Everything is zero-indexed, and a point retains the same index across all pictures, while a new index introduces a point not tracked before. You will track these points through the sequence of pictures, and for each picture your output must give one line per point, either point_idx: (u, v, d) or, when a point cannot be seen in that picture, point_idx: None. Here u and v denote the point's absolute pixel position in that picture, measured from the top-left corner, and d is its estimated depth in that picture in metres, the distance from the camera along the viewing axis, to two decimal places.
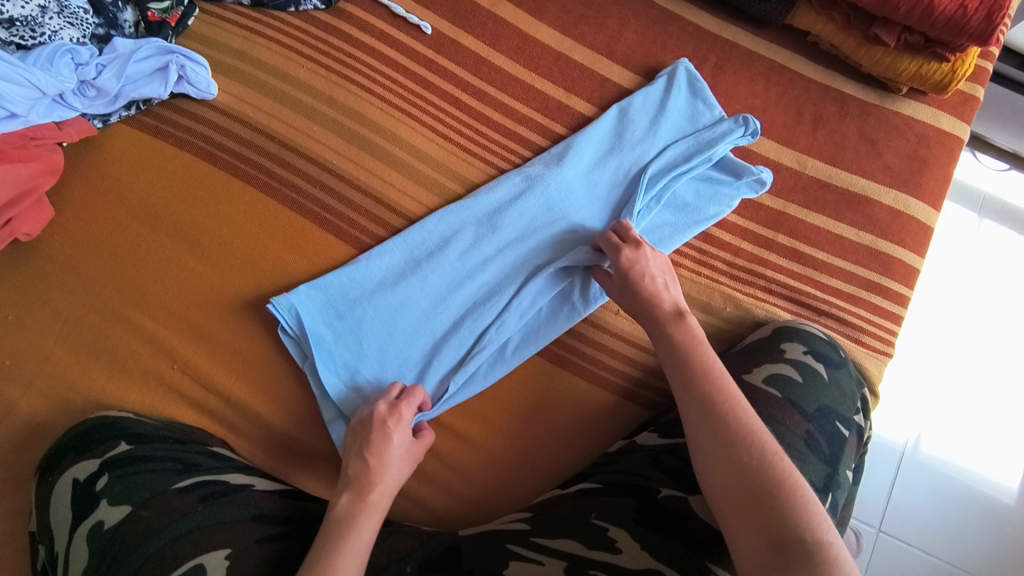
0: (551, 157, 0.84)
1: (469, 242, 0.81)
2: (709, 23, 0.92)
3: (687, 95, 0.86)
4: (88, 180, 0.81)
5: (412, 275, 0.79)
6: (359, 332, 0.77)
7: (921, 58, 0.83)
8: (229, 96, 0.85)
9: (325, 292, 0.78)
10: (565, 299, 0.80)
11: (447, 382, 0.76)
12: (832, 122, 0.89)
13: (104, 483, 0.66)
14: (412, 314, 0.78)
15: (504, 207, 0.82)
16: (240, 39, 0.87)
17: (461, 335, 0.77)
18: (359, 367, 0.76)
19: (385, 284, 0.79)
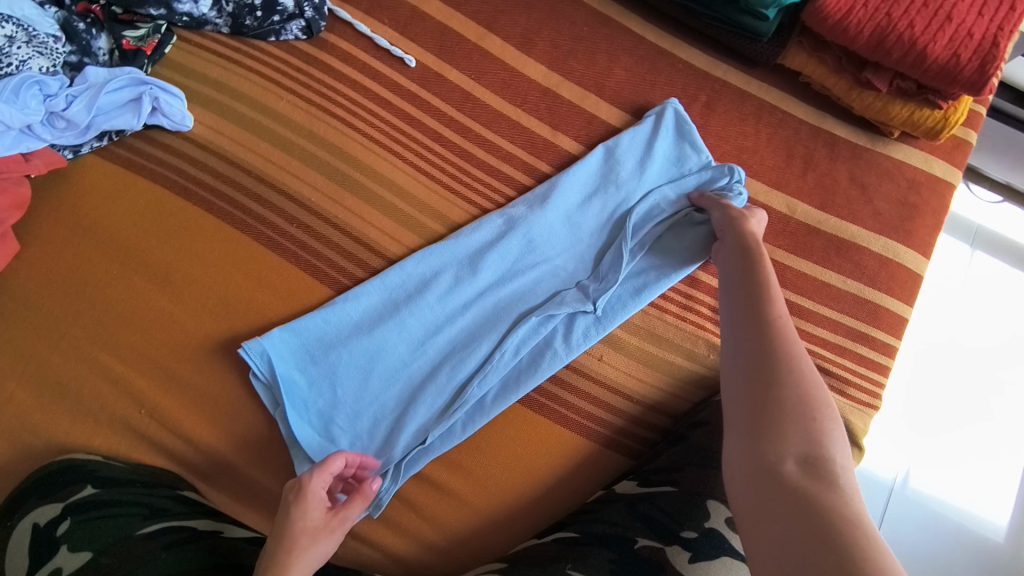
0: (536, 199, 0.82)
1: (449, 284, 0.79)
2: (699, 60, 0.90)
3: (674, 138, 0.85)
4: (57, 214, 0.79)
5: (391, 319, 0.77)
6: (334, 377, 0.75)
7: (912, 104, 0.82)
8: (206, 127, 0.83)
9: (298, 336, 0.75)
10: (546, 345, 0.78)
11: (423, 432, 0.74)
12: (822, 165, 0.87)
13: (66, 528, 0.64)
14: (389, 360, 0.76)
15: (486, 248, 0.80)
16: (218, 68, 0.85)
17: (439, 383, 0.76)
18: (332, 415, 0.74)
19: (361, 327, 0.77)
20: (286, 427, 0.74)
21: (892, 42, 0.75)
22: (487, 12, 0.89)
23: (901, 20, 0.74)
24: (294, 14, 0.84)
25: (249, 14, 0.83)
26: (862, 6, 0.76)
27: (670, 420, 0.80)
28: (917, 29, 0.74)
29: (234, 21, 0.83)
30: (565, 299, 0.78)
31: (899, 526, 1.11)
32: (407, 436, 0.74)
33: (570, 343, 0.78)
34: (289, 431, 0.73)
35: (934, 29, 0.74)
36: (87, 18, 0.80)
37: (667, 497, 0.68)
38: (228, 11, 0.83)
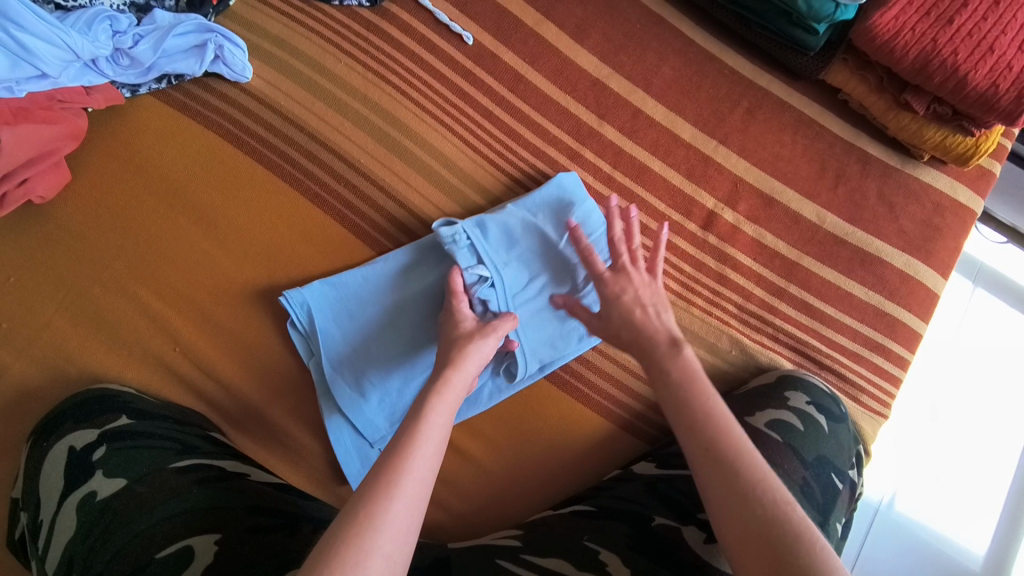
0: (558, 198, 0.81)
1: None
2: (744, 67, 0.93)
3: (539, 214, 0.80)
4: (109, 148, 0.80)
5: (416, 283, 0.78)
6: (360, 336, 0.76)
7: (946, 129, 0.85)
8: (263, 81, 0.84)
9: (337, 290, 0.77)
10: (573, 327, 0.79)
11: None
12: (854, 179, 0.90)
13: (101, 454, 0.64)
14: (412, 324, 0.77)
15: (512, 223, 0.79)
16: (280, 26, 0.86)
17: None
18: (360, 370, 0.75)
19: (391, 288, 0.78)
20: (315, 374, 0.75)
21: (936, 67, 0.79)
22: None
23: (946, 47, 0.78)
24: None
25: None
26: (909, 31, 0.79)
27: None
28: (960, 57, 0.78)
29: None
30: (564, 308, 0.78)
31: (878, 545, 1.11)
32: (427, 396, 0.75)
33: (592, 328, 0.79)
34: (318, 380, 0.75)
35: (976, 58, 0.77)
36: None
37: (685, 480, 0.70)
38: None
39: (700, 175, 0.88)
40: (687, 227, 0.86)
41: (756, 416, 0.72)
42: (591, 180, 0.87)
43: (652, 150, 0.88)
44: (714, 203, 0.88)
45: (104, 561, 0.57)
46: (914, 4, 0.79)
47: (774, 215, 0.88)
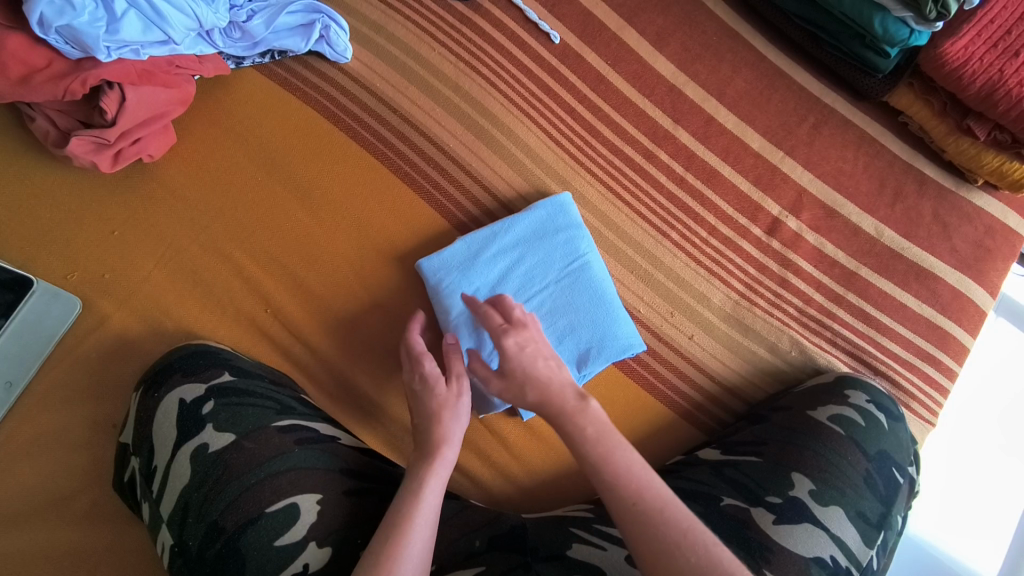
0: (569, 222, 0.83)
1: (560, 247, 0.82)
2: (812, 84, 0.98)
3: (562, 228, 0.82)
4: (213, 118, 0.83)
5: (543, 239, 0.82)
6: (505, 292, 0.80)
7: (1004, 156, 0.89)
8: (360, 63, 0.88)
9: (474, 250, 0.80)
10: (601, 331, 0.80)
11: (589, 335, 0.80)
12: (911, 198, 0.95)
13: (210, 408, 0.67)
14: (545, 279, 0.81)
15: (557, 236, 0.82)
16: (378, 12, 0.91)
17: (598, 292, 0.81)
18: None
19: (526, 244, 0.81)
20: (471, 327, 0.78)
21: (1001, 95, 0.83)
22: (628, 6, 0.96)
23: (1012, 78, 0.83)
24: None
25: None
26: (977, 61, 0.84)
27: (745, 405, 0.85)
28: None
29: None
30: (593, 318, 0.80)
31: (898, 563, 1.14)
32: (577, 334, 0.80)
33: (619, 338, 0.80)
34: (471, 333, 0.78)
35: None
36: None
37: (751, 465, 0.73)
38: None
39: (767, 183, 0.92)
40: (753, 231, 0.90)
41: (818, 411, 0.76)
42: (665, 180, 0.90)
43: (723, 156, 0.92)
44: (780, 211, 0.91)
45: (219, 511, 0.62)
46: (982, 36, 0.84)
47: (835, 226, 0.92)
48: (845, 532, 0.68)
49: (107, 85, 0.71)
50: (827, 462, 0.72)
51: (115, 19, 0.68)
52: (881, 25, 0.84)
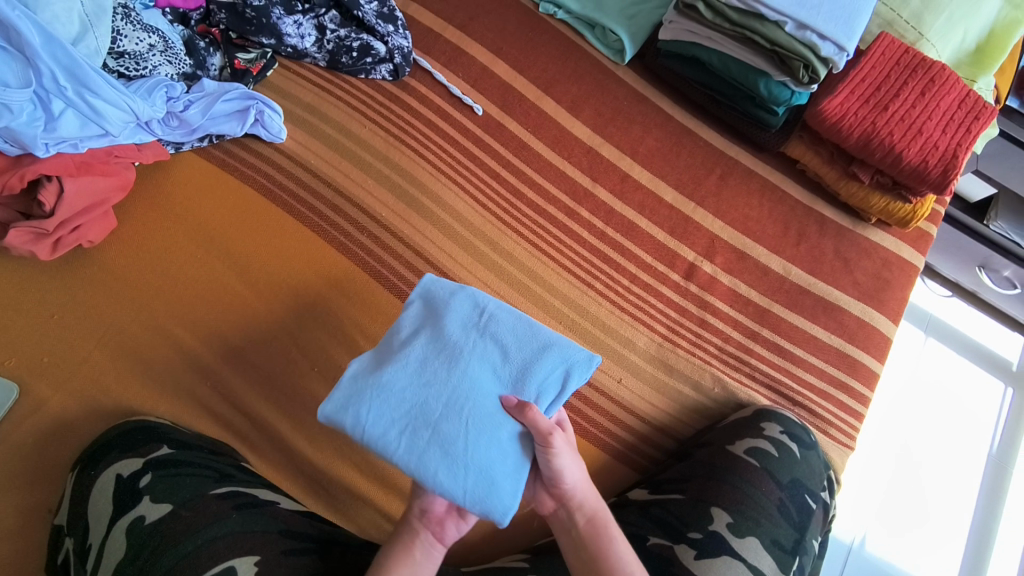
0: (460, 292, 0.72)
1: (461, 320, 0.70)
2: (716, 139, 1.08)
3: (453, 304, 0.71)
4: (152, 199, 0.87)
5: (438, 324, 0.70)
6: (438, 383, 0.65)
7: (889, 197, 1.01)
8: (295, 142, 0.94)
9: (372, 376, 0.66)
10: (549, 360, 0.68)
11: (548, 364, 0.68)
12: (813, 238, 1.03)
13: (147, 481, 0.69)
14: (467, 349, 0.68)
15: (449, 309, 0.70)
16: (312, 95, 0.98)
17: (525, 326, 0.70)
18: (470, 410, 0.64)
19: (423, 340, 0.68)
20: (433, 463, 0.62)
21: (876, 144, 0.96)
22: (545, 77, 1.06)
23: (883, 129, 0.95)
24: (384, 59, 1.00)
25: (346, 54, 0.99)
26: (852, 115, 0.96)
27: (675, 441, 0.90)
28: (895, 137, 0.95)
29: (331, 57, 1.00)
30: (539, 355, 0.68)
31: None
32: (541, 371, 0.67)
33: (574, 354, 0.69)
34: (439, 468, 0.61)
35: (908, 139, 0.95)
36: (207, 39, 0.95)
37: (675, 503, 0.77)
38: (328, 49, 0.99)
39: (681, 232, 1.00)
40: (671, 277, 0.97)
41: (735, 444, 0.81)
42: (586, 234, 0.97)
43: (639, 210, 1.00)
44: (694, 256, 0.99)
45: None
46: (856, 94, 0.98)
47: (747, 267, 0.99)
48: (760, 560, 0.72)
49: (45, 178, 0.75)
50: (744, 494, 0.77)
51: (52, 117, 0.73)
52: (765, 87, 0.95)
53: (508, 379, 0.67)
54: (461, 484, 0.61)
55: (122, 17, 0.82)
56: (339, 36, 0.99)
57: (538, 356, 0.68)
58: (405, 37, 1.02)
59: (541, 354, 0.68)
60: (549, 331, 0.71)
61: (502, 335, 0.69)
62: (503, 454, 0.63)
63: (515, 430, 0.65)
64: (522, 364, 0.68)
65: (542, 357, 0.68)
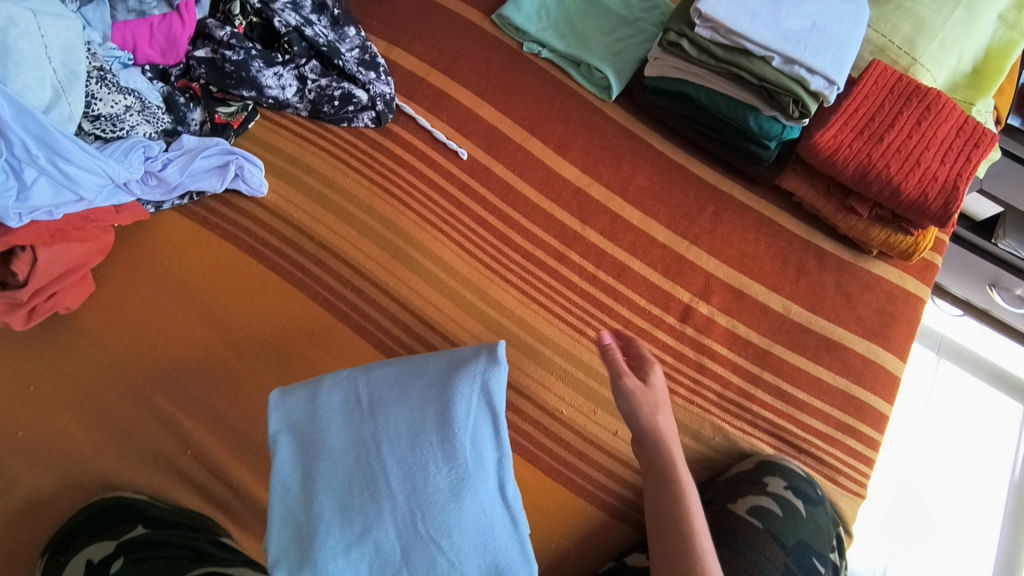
0: (340, 392, 0.67)
1: (350, 425, 0.65)
2: (709, 174, 1.05)
3: (335, 417, 0.65)
4: (132, 260, 0.86)
5: (327, 445, 0.63)
6: (376, 514, 0.60)
7: (889, 229, 0.97)
8: (277, 195, 0.93)
9: (298, 531, 0.59)
10: (456, 403, 0.65)
11: (460, 403, 0.65)
12: (813, 273, 1.00)
13: (118, 567, 0.66)
14: (373, 451, 0.63)
15: (331, 421, 0.65)
16: (293, 145, 0.97)
17: (412, 386, 0.67)
18: (421, 515, 0.60)
19: (325, 469, 0.62)
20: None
21: (872, 177, 0.92)
22: (531, 118, 1.04)
23: (879, 161, 0.92)
24: (367, 107, 0.99)
25: (328, 103, 0.98)
26: (846, 147, 0.94)
27: None
28: (892, 169, 0.92)
29: (313, 107, 0.99)
30: (445, 403, 0.65)
31: None
32: (460, 419, 0.64)
33: (473, 385, 0.67)
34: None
35: (905, 171, 0.92)
36: (187, 93, 0.94)
37: None
38: (309, 99, 0.99)
39: (676, 272, 0.97)
40: (666, 320, 0.94)
41: (739, 504, 0.77)
42: (578, 279, 0.94)
43: (631, 251, 0.98)
44: (690, 298, 0.96)
45: None
46: (849, 125, 0.95)
47: (745, 307, 0.96)
48: None
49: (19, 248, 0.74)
50: (747, 561, 0.73)
51: (25, 186, 0.72)
52: (756, 122, 0.92)
53: (424, 449, 0.63)
54: None
55: (96, 80, 0.80)
56: (320, 85, 0.98)
57: (445, 409, 0.65)
58: (388, 84, 1.01)
59: (449, 402, 0.65)
60: (437, 373, 0.68)
61: (397, 411, 0.65)
62: (489, 526, 0.62)
63: (476, 501, 0.62)
64: (432, 424, 0.64)
65: (449, 408, 0.65)
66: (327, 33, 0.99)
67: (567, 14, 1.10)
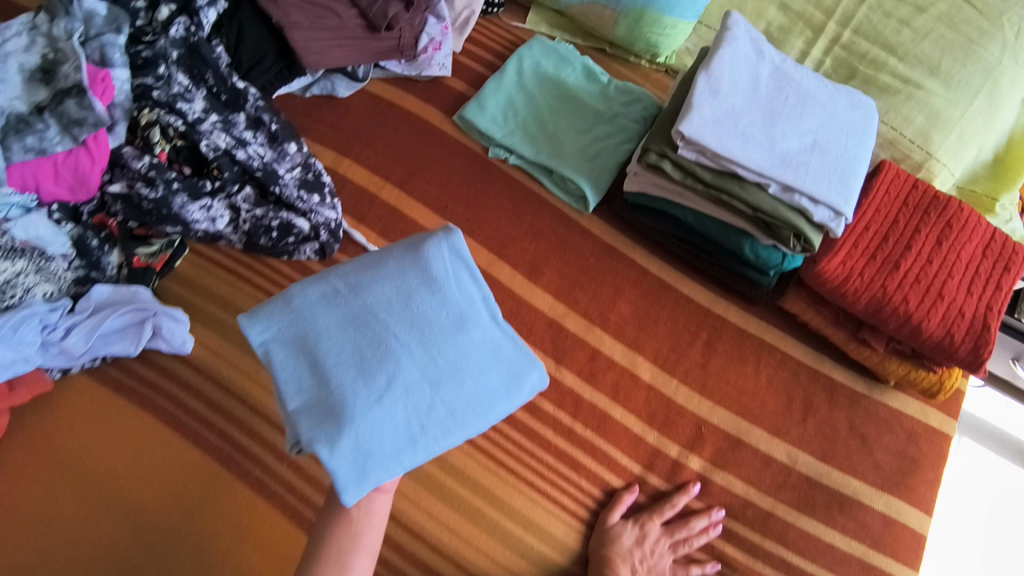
0: (316, 286, 0.62)
1: (335, 310, 0.61)
2: (700, 294, 0.94)
3: (319, 304, 0.61)
4: (33, 444, 0.75)
5: (320, 331, 0.60)
6: (393, 367, 0.59)
7: (909, 363, 0.86)
8: (206, 349, 0.82)
9: (320, 403, 0.57)
10: (431, 264, 0.64)
11: (437, 260, 0.64)
12: (822, 410, 0.88)
13: None
14: (372, 322, 0.60)
15: (317, 311, 0.61)
16: (227, 286, 0.87)
17: (383, 266, 0.64)
18: (437, 354, 0.61)
19: (325, 352, 0.59)
20: (432, 408, 0.59)
21: (889, 312, 0.81)
22: (499, 238, 0.93)
23: (896, 294, 0.80)
24: (309, 237, 0.88)
25: (265, 234, 0.87)
26: (857, 275, 0.82)
27: None
28: (911, 304, 0.80)
29: (248, 239, 0.87)
30: (421, 262, 0.64)
31: None
32: (439, 269, 0.64)
33: (444, 245, 0.65)
34: (439, 410, 0.59)
35: (927, 306, 0.80)
36: (101, 233, 0.82)
37: None
38: (244, 230, 0.87)
39: (662, 419, 0.86)
40: (650, 480, 0.84)
41: None
42: (551, 434, 0.84)
43: (613, 395, 0.87)
44: (678, 450, 0.85)
45: None
46: (859, 247, 0.83)
47: (743, 458, 0.85)
48: None
49: None
50: None
51: None
52: (751, 250, 0.81)
53: (419, 304, 0.62)
54: (500, 395, 0.63)
55: None
56: (255, 216, 0.87)
57: (425, 267, 0.64)
58: (333, 208, 0.90)
59: (424, 262, 0.64)
60: (397, 253, 0.65)
61: (376, 286, 0.62)
62: (497, 343, 0.65)
63: (479, 329, 0.64)
64: (416, 283, 0.63)
65: (425, 266, 0.64)
66: (262, 154, 0.88)
67: (540, 112, 0.99)
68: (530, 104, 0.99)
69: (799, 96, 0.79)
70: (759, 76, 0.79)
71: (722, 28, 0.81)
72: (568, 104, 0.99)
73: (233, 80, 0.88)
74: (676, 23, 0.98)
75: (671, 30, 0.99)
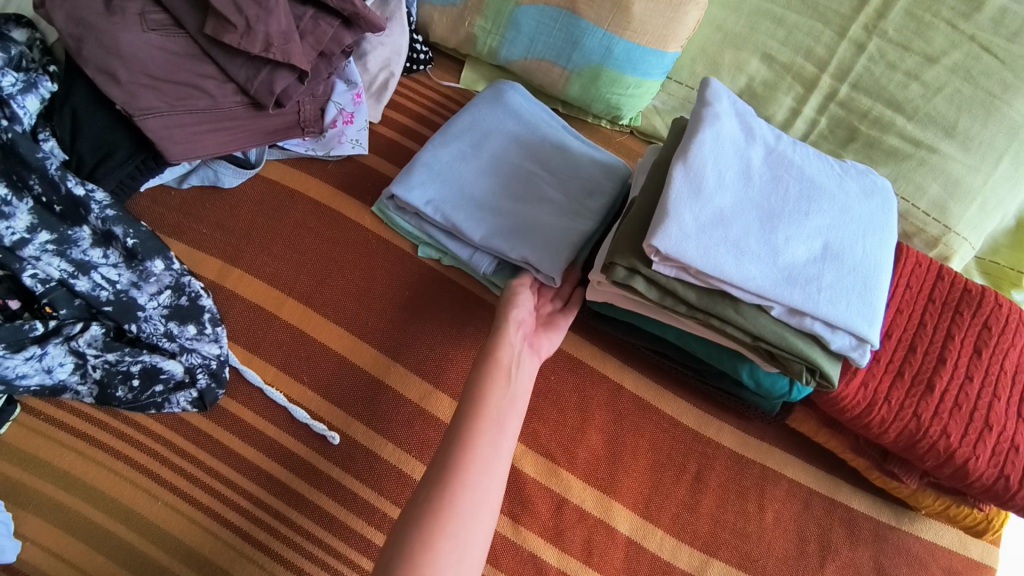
0: (446, 150, 0.80)
1: (464, 167, 0.79)
2: (686, 415, 0.76)
3: (459, 165, 0.79)
4: None
5: (462, 185, 0.78)
6: (524, 194, 0.77)
7: (947, 497, 0.71)
8: (40, 547, 0.65)
9: (472, 202, 0.76)
10: (514, 104, 0.84)
11: (517, 102, 0.83)
12: (842, 552, 0.71)
13: None
14: (498, 161, 0.80)
15: (458, 169, 0.79)
16: (72, 456, 0.68)
17: (490, 112, 0.83)
18: (547, 160, 0.80)
19: (468, 191, 0.77)
20: (569, 223, 0.75)
21: (925, 448, 0.64)
22: (433, 359, 0.73)
23: (933, 425, 0.64)
24: (184, 384, 0.70)
25: (122, 384, 0.69)
26: (883, 401, 0.65)
27: None
28: (954, 438, 0.63)
29: (101, 390, 0.69)
30: (514, 109, 0.83)
31: None
32: (532, 108, 0.84)
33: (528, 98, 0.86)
34: (573, 219, 0.76)
35: (973, 439, 0.64)
36: None
37: None
38: (95, 378, 0.69)
39: None
40: None
41: None
42: None
43: (585, 557, 0.68)
44: None
45: None
46: (882, 362, 0.67)
47: None
48: None
49: None
50: None
51: None
52: (750, 376, 0.65)
53: (520, 123, 0.82)
54: (607, 179, 0.80)
55: None
56: (106, 361, 0.70)
57: (522, 113, 0.83)
58: (215, 339, 0.72)
59: (521, 112, 0.83)
60: (494, 93, 0.85)
61: (494, 138, 0.81)
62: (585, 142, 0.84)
63: (575, 141, 0.83)
64: (515, 120, 0.83)
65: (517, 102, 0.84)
66: (114, 278, 0.71)
67: (505, 192, 0.78)
68: (508, 172, 0.79)
69: (802, 187, 0.62)
70: (749, 163, 0.62)
71: (700, 103, 0.64)
72: (552, 177, 0.79)
73: (68, 185, 0.69)
74: (641, 82, 0.81)
75: (634, 90, 0.82)
